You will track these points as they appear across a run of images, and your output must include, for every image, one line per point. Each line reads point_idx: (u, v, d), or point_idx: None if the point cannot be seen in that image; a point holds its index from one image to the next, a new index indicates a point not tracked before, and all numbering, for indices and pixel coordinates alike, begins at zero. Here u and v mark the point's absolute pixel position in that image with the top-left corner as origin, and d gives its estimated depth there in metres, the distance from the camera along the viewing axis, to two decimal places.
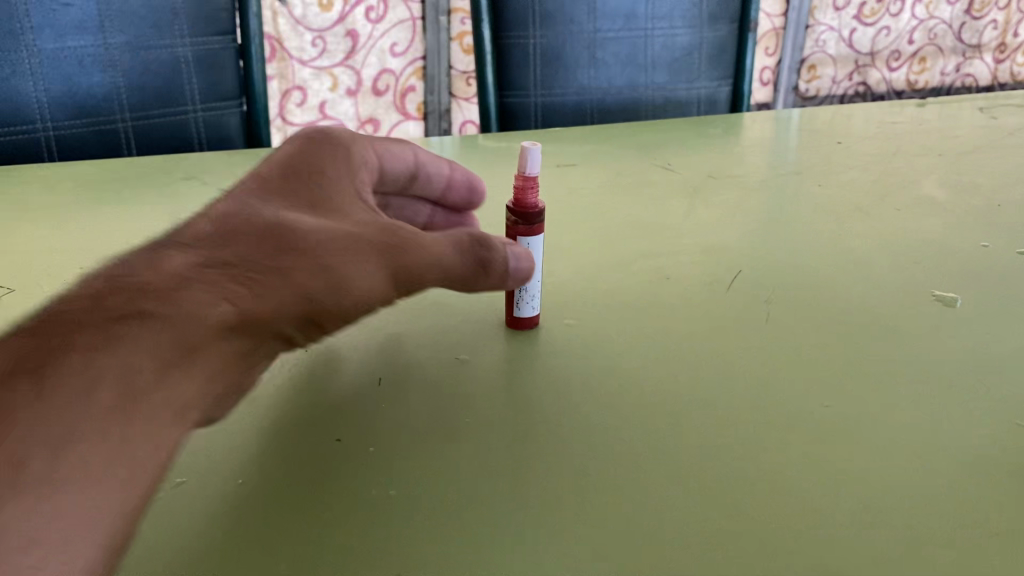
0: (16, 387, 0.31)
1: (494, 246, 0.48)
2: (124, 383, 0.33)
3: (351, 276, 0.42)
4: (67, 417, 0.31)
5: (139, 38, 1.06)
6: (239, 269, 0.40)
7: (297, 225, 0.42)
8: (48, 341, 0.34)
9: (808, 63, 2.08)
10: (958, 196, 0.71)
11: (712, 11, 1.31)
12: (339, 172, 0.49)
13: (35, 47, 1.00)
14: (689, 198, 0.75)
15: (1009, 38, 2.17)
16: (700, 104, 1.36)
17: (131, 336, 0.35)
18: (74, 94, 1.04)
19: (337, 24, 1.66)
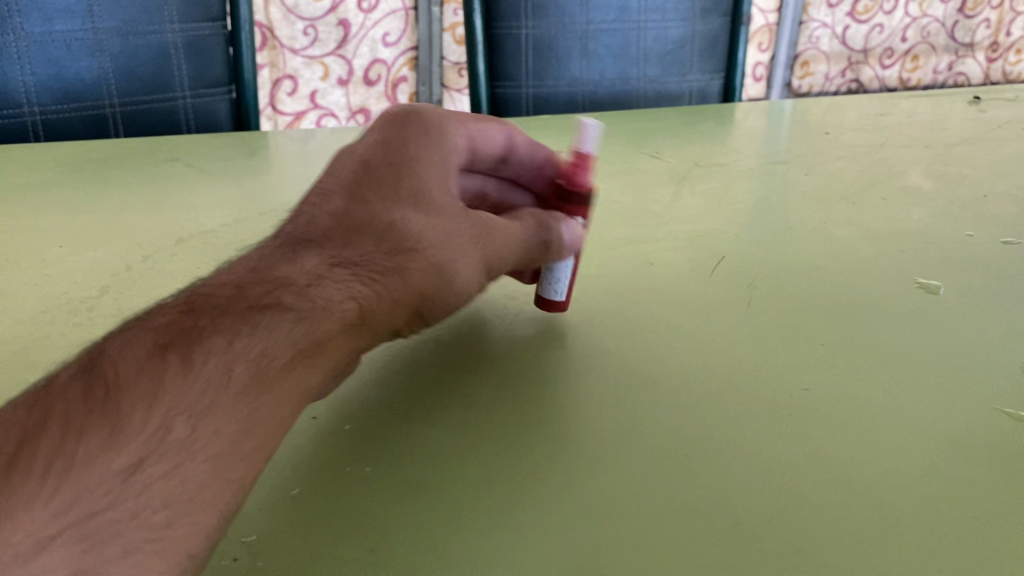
0: (167, 357, 0.32)
1: (556, 224, 0.49)
2: (257, 367, 0.33)
3: (456, 274, 0.42)
4: (207, 390, 0.31)
5: (127, 23, 1.05)
6: (362, 268, 0.39)
7: (409, 223, 0.41)
8: (193, 319, 0.34)
9: (801, 60, 2.08)
10: (943, 185, 0.72)
11: (705, 5, 1.31)
12: (437, 161, 0.47)
13: (24, 29, 0.99)
14: (676, 186, 0.74)
15: (1002, 38, 2.17)
16: (692, 97, 1.36)
17: (270, 324, 0.35)
18: (56, 79, 1.03)
19: (328, 14, 1.65)
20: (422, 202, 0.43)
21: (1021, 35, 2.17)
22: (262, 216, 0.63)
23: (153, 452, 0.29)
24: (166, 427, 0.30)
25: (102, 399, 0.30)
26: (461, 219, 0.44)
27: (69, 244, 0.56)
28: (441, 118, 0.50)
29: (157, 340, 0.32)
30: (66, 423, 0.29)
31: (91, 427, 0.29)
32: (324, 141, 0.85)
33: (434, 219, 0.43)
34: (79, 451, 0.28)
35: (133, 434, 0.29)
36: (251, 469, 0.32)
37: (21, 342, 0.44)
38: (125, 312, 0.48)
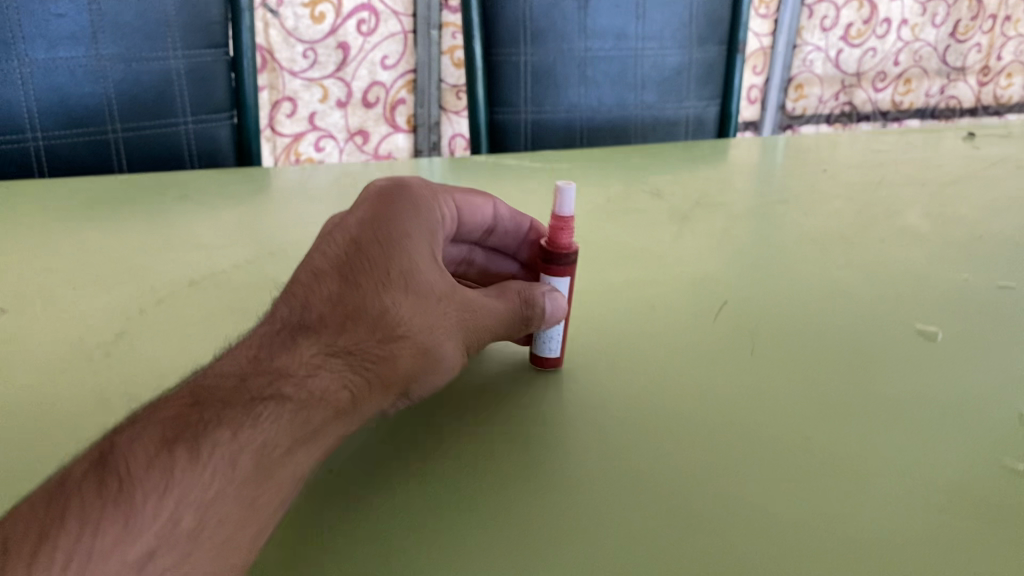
0: (176, 450, 0.33)
1: (539, 297, 0.49)
2: (262, 456, 0.35)
3: (442, 357, 0.44)
4: (215, 478, 0.33)
5: (130, 49, 1.06)
6: (356, 356, 0.40)
7: (400, 308, 0.42)
8: (199, 409, 0.35)
9: (794, 82, 2.08)
10: (940, 229, 0.73)
11: (702, 32, 1.32)
12: (425, 231, 0.47)
13: (30, 56, 1.00)
14: (676, 225, 0.76)
15: (992, 62, 2.22)
16: (687, 126, 1.37)
17: (272, 415, 0.36)
18: (58, 105, 1.03)
19: (328, 37, 1.67)
20: (415, 281, 0.43)
21: (1011, 59, 2.24)
22: (271, 256, 0.64)
23: (164, 543, 0.31)
24: (177, 518, 0.32)
25: (114, 490, 0.31)
26: (450, 298, 0.45)
27: (82, 287, 0.57)
28: (425, 188, 0.51)
29: (165, 434, 0.33)
30: (83, 517, 0.30)
31: (106, 520, 0.30)
32: (327, 176, 0.86)
33: (424, 302, 0.43)
34: (95, 544, 0.30)
35: (147, 525, 0.31)
36: (257, 540, 0.35)
37: (40, 390, 0.45)
38: (141, 360, 0.48)
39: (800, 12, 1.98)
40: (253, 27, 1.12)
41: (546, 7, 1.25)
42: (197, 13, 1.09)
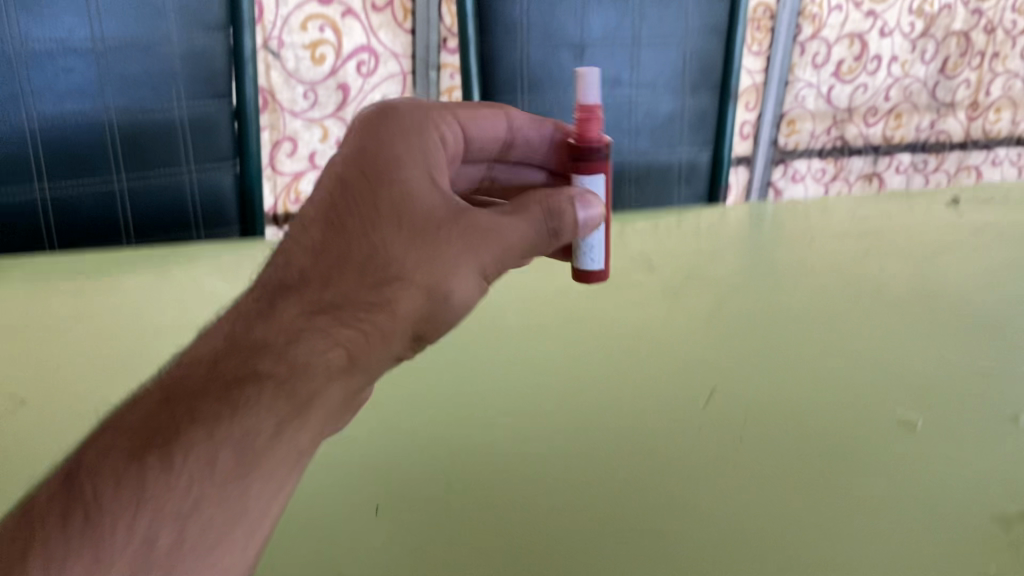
0: (147, 462, 0.38)
1: (567, 205, 0.54)
2: (240, 449, 0.39)
3: (452, 290, 0.49)
4: (190, 487, 0.38)
5: (136, 101, 1.05)
6: (345, 311, 0.45)
7: (389, 252, 0.47)
8: (169, 412, 0.40)
9: (787, 118, 2.10)
10: (933, 322, 0.76)
11: (695, 80, 1.33)
12: (420, 158, 0.51)
13: (37, 108, 0.99)
14: (668, 310, 0.80)
15: (981, 97, 2.26)
16: (679, 175, 1.37)
17: (249, 401, 0.40)
18: (64, 158, 1.01)
19: (328, 78, 1.54)
20: (404, 220, 0.48)
21: (999, 95, 2.28)
22: None
23: (140, 562, 0.36)
24: (150, 538, 0.36)
25: (82, 524, 0.36)
26: (451, 228, 0.49)
27: None
28: (420, 111, 0.54)
29: (132, 448, 0.38)
30: (49, 552, 0.35)
31: (75, 552, 0.35)
32: None
33: (413, 245, 0.48)
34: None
35: (117, 553, 0.36)
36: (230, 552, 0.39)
37: None
38: None
39: (792, 50, 2.01)
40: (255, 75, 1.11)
41: (542, 57, 1.22)
42: (201, 65, 1.07)
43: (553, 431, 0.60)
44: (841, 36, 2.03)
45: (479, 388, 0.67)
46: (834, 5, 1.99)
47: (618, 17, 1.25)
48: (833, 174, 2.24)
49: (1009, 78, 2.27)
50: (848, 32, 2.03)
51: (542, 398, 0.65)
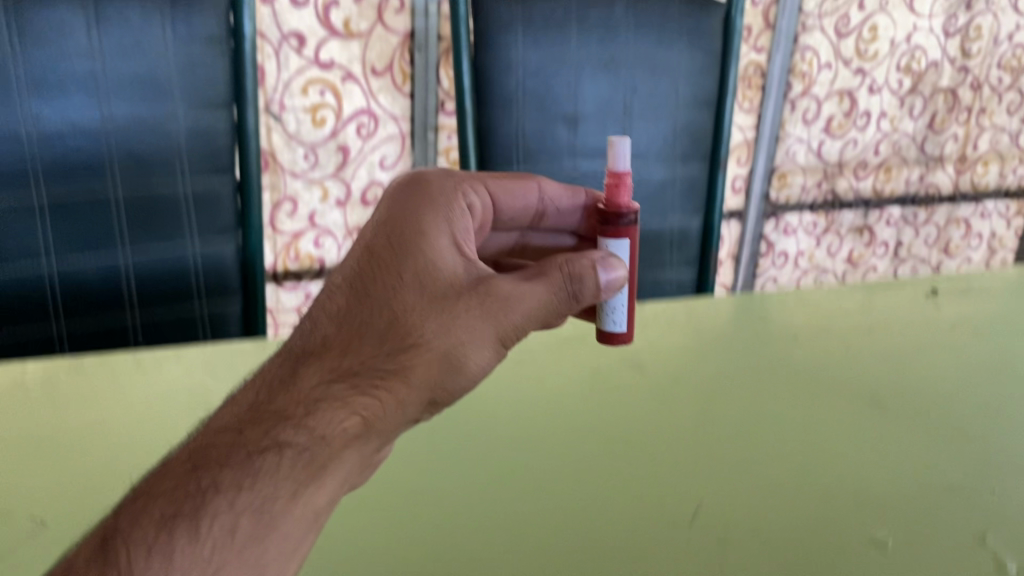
0: (175, 528, 0.47)
1: (584, 274, 0.63)
2: (257, 513, 0.49)
3: (466, 360, 0.58)
4: (211, 552, 0.47)
5: (140, 177, 1.00)
6: (363, 379, 0.55)
7: (408, 321, 0.57)
8: (200, 479, 0.49)
9: (778, 172, 2.14)
10: (924, 398, 0.77)
11: (686, 149, 1.21)
12: (440, 236, 0.62)
13: (45, 186, 0.94)
14: (663, 376, 0.80)
15: (969, 151, 2.31)
16: (671, 245, 1.23)
17: (265, 469, 0.50)
18: (66, 236, 0.97)
19: (329, 140, 1.57)
20: (423, 290, 0.59)
21: (986, 148, 2.33)
22: None
23: None
24: None
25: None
26: (467, 301, 0.59)
27: None
28: (445, 190, 0.66)
29: (166, 512, 0.47)
30: None
31: None
32: None
33: (429, 314, 0.58)
34: None
35: None
36: None
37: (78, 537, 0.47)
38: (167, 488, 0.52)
39: (782, 107, 2.05)
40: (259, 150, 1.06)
41: (537, 130, 1.15)
42: (206, 142, 1.02)
43: (549, 515, 0.62)
44: (831, 93, 2.08)
45: (481, 459, 0.69)
46: (823, 63, 2.03)
47: (611, 89, 1.16)
48: (824, 227, 2.27)
49: (996, 132, 2.31)
50: (837, 89, 2.08)
51: (532, 486, 0.65)
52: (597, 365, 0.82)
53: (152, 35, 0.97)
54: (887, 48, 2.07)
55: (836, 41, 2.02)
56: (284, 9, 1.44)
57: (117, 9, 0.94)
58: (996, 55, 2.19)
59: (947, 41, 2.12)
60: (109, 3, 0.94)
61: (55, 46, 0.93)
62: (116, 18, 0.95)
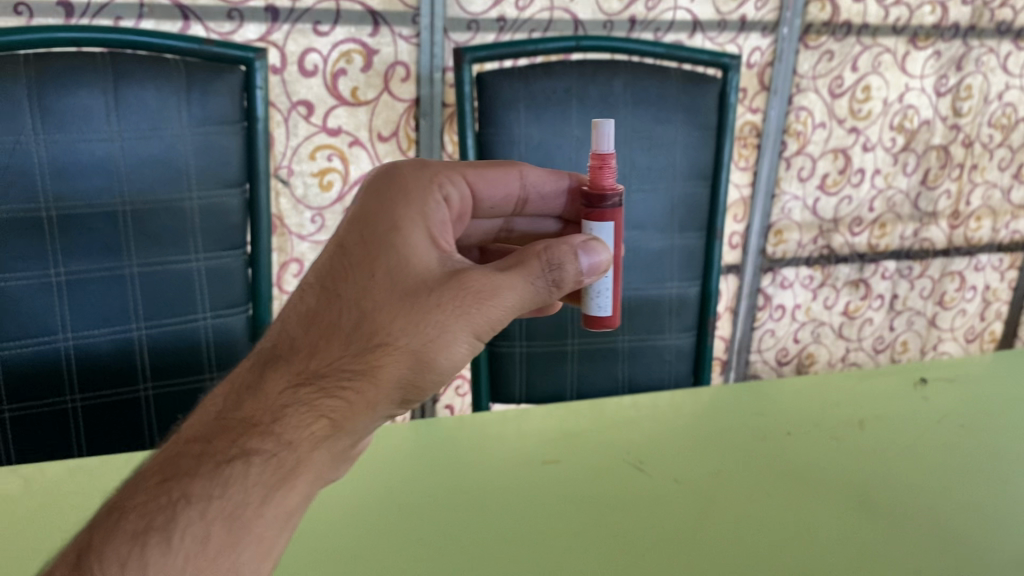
0: (151, 540, 0.57)
1: (563, 263, 0.70)
2: (227, 516, 0.59)
3: (435, 359, 0.65)
4: (185, 561, 0.57)
5: (155, 251, 1.03)
6: (331, 381, 0.63)
7: (378, 322, 0.64)
8: (174, 492, 0.59)
9: (774, 229, 2.18)
10: (917, 471, 0.78)
11: (682, 219, 1.24)
12: (414, 231, 0.68)
13: (64, 264, 0.98)
14: (663, 446, 0.82)
15: (962, 206, 2.35)
16: (669, 312, 1.27)
17: (234, 475, 0.60)
18: (84, 309, 0.99)
19: (335, 203, 1.67)
20: (394, 288, 0.65)
21: (978, 204, 2.37)
22: None
23: None
24: None
25: None
26: (440, 301, 0.65)
27: None
28: (421, 186, 0.72)
29: (143, 524, 0.57)
30: None
31: None
32: None
33: (398, 315, 0.64)
34: None
35: None
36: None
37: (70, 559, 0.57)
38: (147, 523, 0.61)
39: (777, 165, 2.09)
40: (271, 229, 1.11)
41: None
42: (219, 219, 1.06)
43: None
44: (826, 152, 2.12)
45: (487, 524, 0.70)
46: (819, 122, 2.07)
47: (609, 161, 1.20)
48: (821, 281, 2.30)
49: (988, 188, 2.36)
50: (832, 147, 2.12)
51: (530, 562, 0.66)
52: (602, 437, 0.83)
53: (169, 117, 1.00)
54: (879, 107, 2.12)
55: (830, 101, 2.06)
56: (294, 78, 1.56)
57: (136, 93, 0.99)
58: (987, 113, 2.24)
59: (938, 101, 2.17)
60: (129, 89, 0.98)
61: (77, 130, 0.96)
62: (134, 102, 0.99)
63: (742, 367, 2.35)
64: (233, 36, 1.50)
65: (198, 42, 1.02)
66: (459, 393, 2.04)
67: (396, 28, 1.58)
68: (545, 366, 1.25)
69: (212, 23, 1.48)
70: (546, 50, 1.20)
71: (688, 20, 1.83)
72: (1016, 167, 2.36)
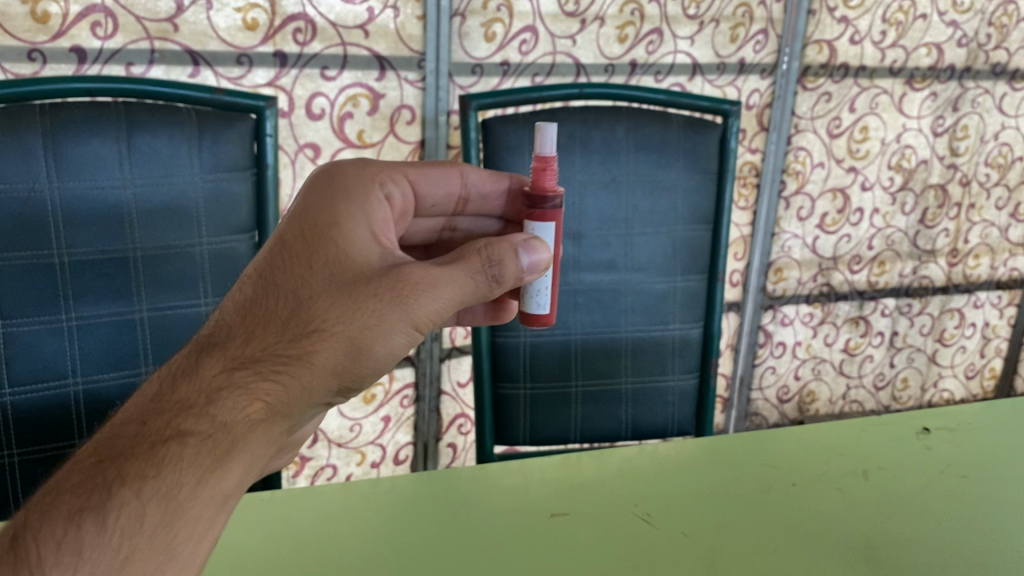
0: (84, 521, 0.55)
1: (500, 259, 0.75)
2: (164, 496, 0.58)
3: (372, 347, 0.69)
4: (120, 540, 0.55)
5: (166, 295, 1.04)
6: (269, 365, 0.65)
7: (317, 312, 0.67)
8: (105, 474, 0.57)
9: (774, 266, 2.19)
10: (922, 524, 0.79)
11: (685, 261, 1.26)
12: (352, 230, 0.73)
13: (74, 309, 0.99)
14: (672, 498, 0.83)
15: (961, 244, 2.37)
16: (673, 353, 1.28)
17: (170, 453, 0.59)
18: (94, 353, 1.00)
19: None
20: (333, 280, 0.69)
21: (977, 242, 2.39)
22: None
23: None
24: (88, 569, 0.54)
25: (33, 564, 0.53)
26: (378, 294, 0.69)
27: None
28: (360, 191, 0.77)
29: (76, 505, 0.56)
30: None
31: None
32: None
33: (339, 307, 0.68)
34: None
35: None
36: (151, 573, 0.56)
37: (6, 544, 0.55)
38: None
39: (777, 204, 2.12)
40: None
41: None
42: (230, 264, 1.07)
43: None
44: (825, 191, 2.15)
45: None
46: (818, 162, 2.10)
47: (612, 206, 1.22)
48: (821, 318, 2.31)
49: (986, 227, 2.38)
50: (831, 187, 2.14)
51: None
52: (610, 487, 0.84)
53: (181, 163, 1.02)
54: (877, 148, 2.15)
55: (829, 141, 2.09)
56: (302, 121, 1.61)
57: (149, 141, 1.01)
58: (984, 153, 2.27)
59: (935, 140, 2.20)
60: (142, 138, 1.00)
61: (90, 176, 0.98)
62: (147, 149, 1.01)
63: (744, 405, 2.35)
64: (241, 81, 1.54)
65: (210, 90, 1.04)
66: (462, 431, 2.04)
67: (401, 72, 1.64)
68: (550, 407, 1.25)
69: (221, 69, 1.51)
70: (550, 97, 1.22)
71: (688, 63, 1.86)
72: (1014, 206, 2.39)
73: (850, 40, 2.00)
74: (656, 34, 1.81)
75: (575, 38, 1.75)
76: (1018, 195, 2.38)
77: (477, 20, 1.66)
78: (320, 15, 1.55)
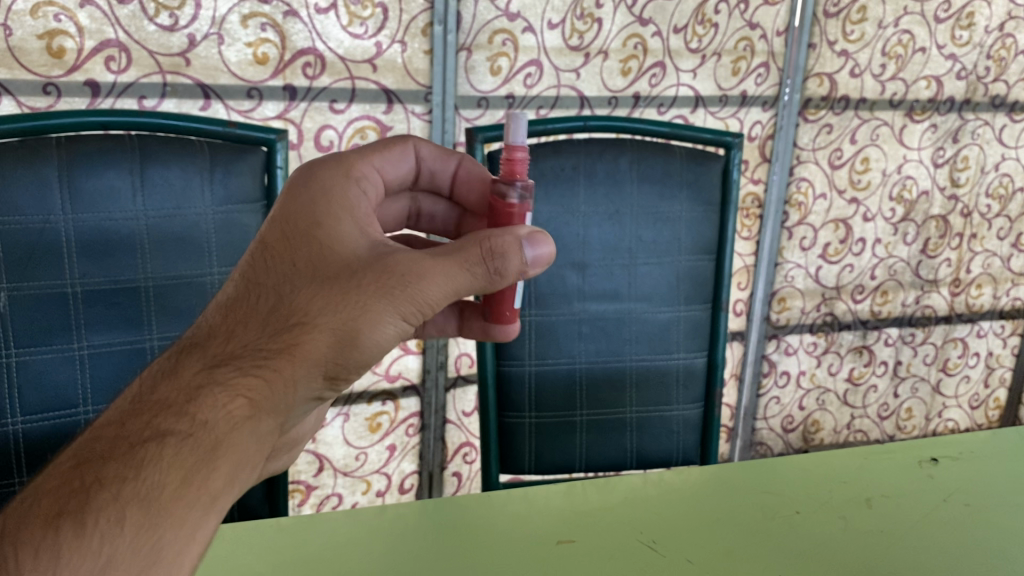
0: (62, 525, 0.55)
1: (501, 251, 0.74)
2: (144, 494, 0.58)
3: (361, 336, 0.70)
4: (100, 542, 0.55)
5: (176, 324, 1.05)
6: (251, 363, 0.66)
7: (300, 309, 0.69)
8: (85, 477, 0.58)
9: (777, 296, 2.20)
10: (927, 551, 0.80)
11: (688, 291, 1.27)
12: (333, 226, 0.74)
13: (86, 339, 1.01)
14: (677, 525, 0.83)
15: (963, 274, 2.39)
16: (677, 382, 1.29)
17: (150, 453, 0.59)
18: (105, 382, 1.02)
19: None
20: (315, 276, 0.70)
21: (978, 271, 2.41)
22: None
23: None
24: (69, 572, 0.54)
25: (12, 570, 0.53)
26: (365, 285, 0.70)
27: None
28: (341, 186, 0.78)
29: (56, 510, 0.56)
30: None
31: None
32: None
33: (324, 303, 0.69)
34: None
35: None
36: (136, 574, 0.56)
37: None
38: None
39: (780, 235, 2.13)
40: None
41: (548, 275, 1.23)
42: None
43: None
44: (826, 222, 2.16)
45: None
46: (819, 193, 2.12)
47: (616, 236, 1.24)
48: (825, 347, 2.32)
49: (988, 256, 2.40)
50: (833, 218, 2.16)
51: None
52: (616, 515, 0.85)
53: (192, 194, 1.04)
54: (878, 179, 2.17)
55: (830, 172, 2.11)
56: (311, 153, 1.63)
57: (162, 173, 1.02)
58: (984, 184, 2.29)
59: (936, 171, 2.22)
60: (155, 169, 1.02)
61: (103, 207, 1.00)
62: (160, 182, 1.03)
63: (748, 435, 2.35)
64: (251, 114, 1.57)
65: (222, 124, 1.06)
66: (467, 461, 2.04)
67: (408, 105, 1.67)
68: (555, 436, 1.26)
69: (231, 102, 1.54)
70: (553, 129, 1.24)
71: (691, 95, 1.89)
72: (1015, 236, 2.40)
73: (850, 73, 2.03)
74: (658, 68, 1.84)
75: (579, 71, 1.78)
76: (1020, 226, 2.39)
77: (483, 55, 1.69)
78: (329, 50, 1.58)
